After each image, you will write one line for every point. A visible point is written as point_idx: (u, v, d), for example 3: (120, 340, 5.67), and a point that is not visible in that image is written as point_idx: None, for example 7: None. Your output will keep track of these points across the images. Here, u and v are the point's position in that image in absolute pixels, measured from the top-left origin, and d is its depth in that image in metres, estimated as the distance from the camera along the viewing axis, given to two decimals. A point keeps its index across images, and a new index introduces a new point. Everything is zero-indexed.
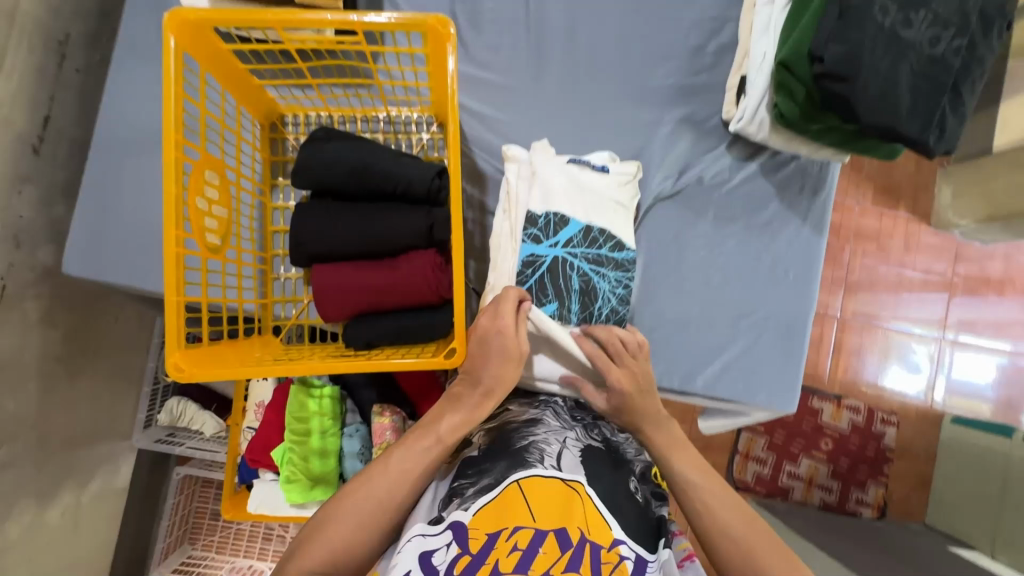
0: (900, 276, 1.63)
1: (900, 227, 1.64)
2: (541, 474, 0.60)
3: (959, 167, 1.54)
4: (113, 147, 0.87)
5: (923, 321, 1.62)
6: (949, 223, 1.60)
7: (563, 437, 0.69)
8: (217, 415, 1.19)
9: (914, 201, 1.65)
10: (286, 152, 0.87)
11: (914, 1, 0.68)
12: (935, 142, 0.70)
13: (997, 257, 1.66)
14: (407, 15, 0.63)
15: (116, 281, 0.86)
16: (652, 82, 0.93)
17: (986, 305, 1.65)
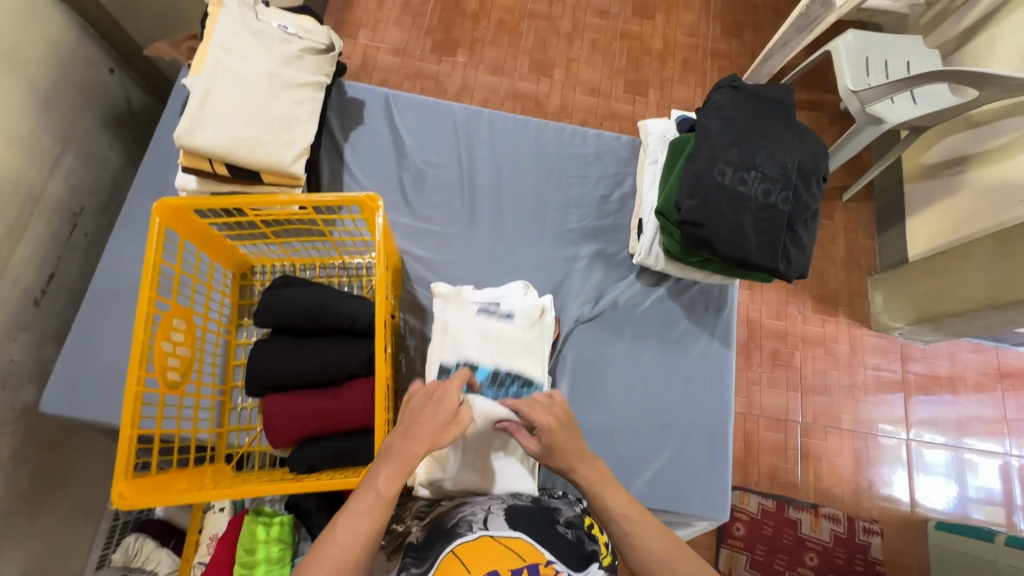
0: (856, 374, 1.67)
1: (843, 332, 1.71)
2: (468, 538, 0.69)
3: (888, 277, 1.68)
4: (104, 297, 1.02)
5: (886, 421, 1.63)
6: (887, 325, 1.67)
7: (490, 505, 0.78)
8: (175, 552, 1.16)
9: (851, 306, 1.73)
10: (253, 296, 1.01)
11: (746, 165, 0.87)
12: (785, 269, 0.87)
13: (941, 356, 1.69)
14: (346, 194, 0.81)
15: (87, 416, 0.95)
16: (567, 225, 1.12)
17: (944, 402, 1.65)
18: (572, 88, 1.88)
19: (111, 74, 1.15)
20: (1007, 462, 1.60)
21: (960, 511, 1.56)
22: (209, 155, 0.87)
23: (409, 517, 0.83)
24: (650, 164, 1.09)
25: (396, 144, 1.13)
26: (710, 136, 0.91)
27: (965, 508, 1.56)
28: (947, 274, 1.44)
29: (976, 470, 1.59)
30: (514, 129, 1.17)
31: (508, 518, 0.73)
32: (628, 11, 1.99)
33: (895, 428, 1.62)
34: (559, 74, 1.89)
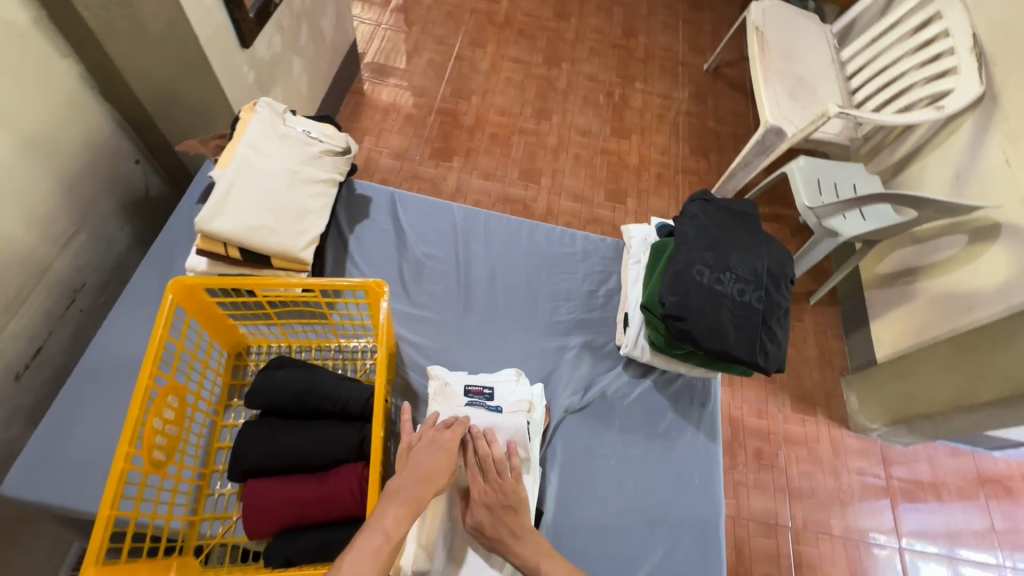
0: (841, 477, 1.67)
1: (824, 433, 1.74)
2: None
3: (859, 377, 1.76)
4: (89, 373, 1.00)
5: (876, 528, 1.60)
6: (865, 426, 1.70)
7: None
8: None
9: (828, 406, 1.78)
10: (245, 375, 1.01)
11: (720, 267, 0.97)
12: (764, 361, 0.92)
13: (921, 460, 1.71)
14: (353, 280, 0.87)
15: (46, 501, 0.89)
16: (556, 316, 1.18)
17: (931, 510, 1.64)
18: (557, 194, 2.05)
19: (136, 163, 1.24)
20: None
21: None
22: (225, 240, 0.92)
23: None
24: (634, 264, 1.18)
25: (398, 237, 1.21)
26: (686, 240, 1.01)
27: None
28: (913, 378, 1.52)
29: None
30: (509, 227, 1.27)
31: None
32: (607, 131, 2.24)
33: (886, 537, 1.59)
34: (546, 181, 2.07)
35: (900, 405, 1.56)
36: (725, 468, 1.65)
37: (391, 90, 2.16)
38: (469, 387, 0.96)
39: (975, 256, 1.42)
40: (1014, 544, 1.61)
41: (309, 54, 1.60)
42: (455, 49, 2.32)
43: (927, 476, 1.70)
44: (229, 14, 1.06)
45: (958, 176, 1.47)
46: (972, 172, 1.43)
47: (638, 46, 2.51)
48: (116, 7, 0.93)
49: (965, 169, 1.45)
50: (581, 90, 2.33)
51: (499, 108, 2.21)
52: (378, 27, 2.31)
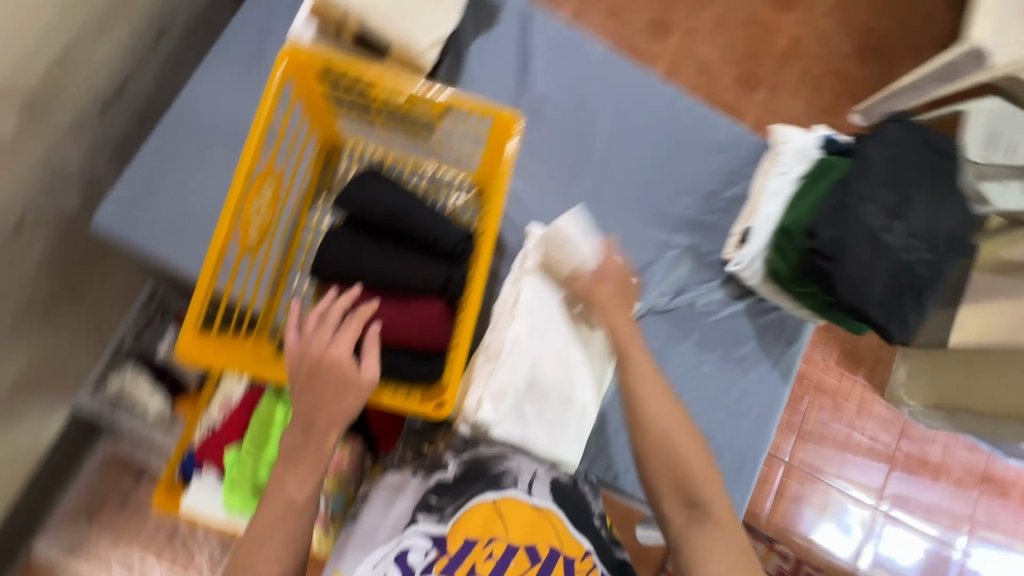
0: (852, 436, 1.68)
1: (856, 393, 1.71)
2: (514, 493, 0.73)
3: (920, 352, 1.63)
4: (188, 129, 0.96)
5: (862, 486, 1.65)
6: (901, 399, 1.64)
7: (534, 467, 0.78)
8: (167, 395, 1.25)
9: (871, 369, 1.72)
10: (334, 176, 0.94)
11: (896, 213, 0.81)
12: (895, 330, 0.81)
13: (937, 442, 1.70)
14: (486, 103, 0.76)
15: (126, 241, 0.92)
16: (671, 209, 1.05)
17: (922, 487, 1.67)
18: (682, 60, 1.75)
19: None
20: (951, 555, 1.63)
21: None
22: (345, 10, 0.79)
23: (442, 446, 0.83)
24: (777, 174, 1.00)
25: (522, 64, 1.03)
26: (869, 169, 0.84)
27: None
28: (984, 372, 1.40)
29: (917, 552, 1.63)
30: (647, 90, 1.07)
31: (552, 491, 0.75)
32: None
33: (869, 496, 1.64)
34: (675, 40, 1.76)
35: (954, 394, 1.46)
36: None
37: None
38: None
39: None
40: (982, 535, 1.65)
41: None
42: None
43: (935, 457, 1.70)
44: None
45: None
46: None
47: None
48: None
49: None
50: None
51: None
52: None
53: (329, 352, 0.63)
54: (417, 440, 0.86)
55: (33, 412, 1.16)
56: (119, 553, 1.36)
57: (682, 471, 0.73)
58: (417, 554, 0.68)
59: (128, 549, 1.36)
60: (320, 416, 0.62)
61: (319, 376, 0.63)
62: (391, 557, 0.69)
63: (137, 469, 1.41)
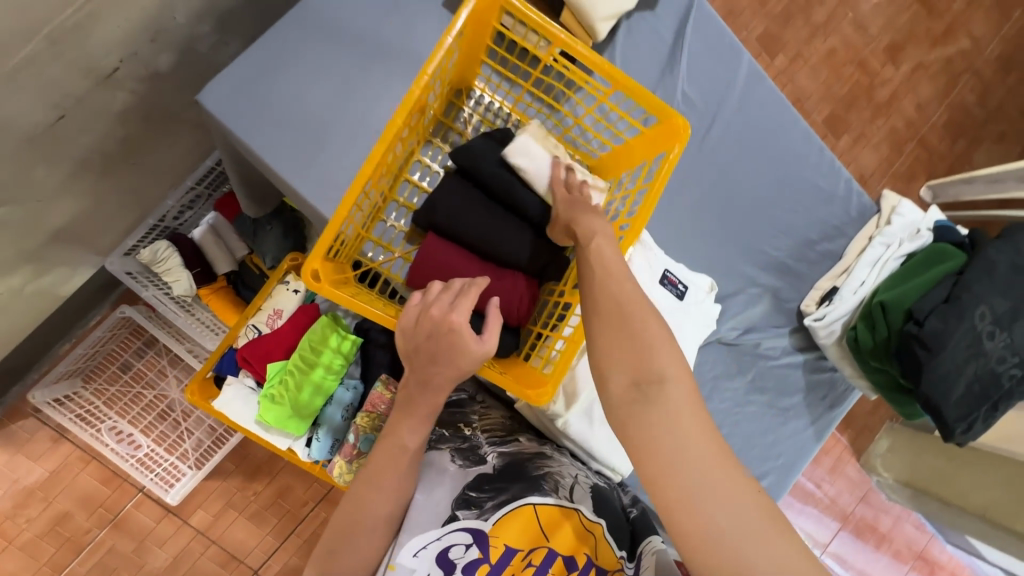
0: (818, 488, 1.75)
1: (835, 449, 1.77)
2: (556, 501, 0.68)
3: (906, 430, 1.64)
4: (312, 23, 0.88)
5: (813, 537, 1.71)
6: (874, 467, 1.67)
7: (574, 473, 0.78)
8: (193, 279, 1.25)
9: (856, 435, 1.77)
10: (455, 119, 0.89)
11: (1004, 322, 0.82)
12: (958, 431, 0.83)
13: (891, 514, 1.77)
14: (665, 104, 0.70)
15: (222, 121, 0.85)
16: (765, 247, 1.04)
17: (865, 552, 1.74)
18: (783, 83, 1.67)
19: None
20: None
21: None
22: None
23: (480, 430, 0.83)
24: (880, 243, 0.99)
25: (671, 58, 0.98)
26: (993, 272, 0.83)
27: None
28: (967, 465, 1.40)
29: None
30: (781, 119, 1.03)
31: (589, 498, 0.73)
32: (884, 42, 1.71)
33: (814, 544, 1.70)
34: (781, 61, 1.66)
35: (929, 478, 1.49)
36: None
37: None
38: (667, 273, 0.86)
39: None
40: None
41: None
42: None
43: (885, 525, 1.77)
44: None
45: None
46: None
47: None
48: None
49: None
50: None
51: None
52: None
53: (453, 318, 0.59)
54: (451, 422, 0.83)
55: (64, 262, 1.11)
56: (109, 421, 1.29)
57: (636, 338, 0.51)
58: (457, 549, 0.63)
59: (116, 417, 1.31)
60: (435, 374, 0.61)
61: (440, 338, 0.60)
62: (429, 556, 0.63)
63: (146, 339, 1.36)
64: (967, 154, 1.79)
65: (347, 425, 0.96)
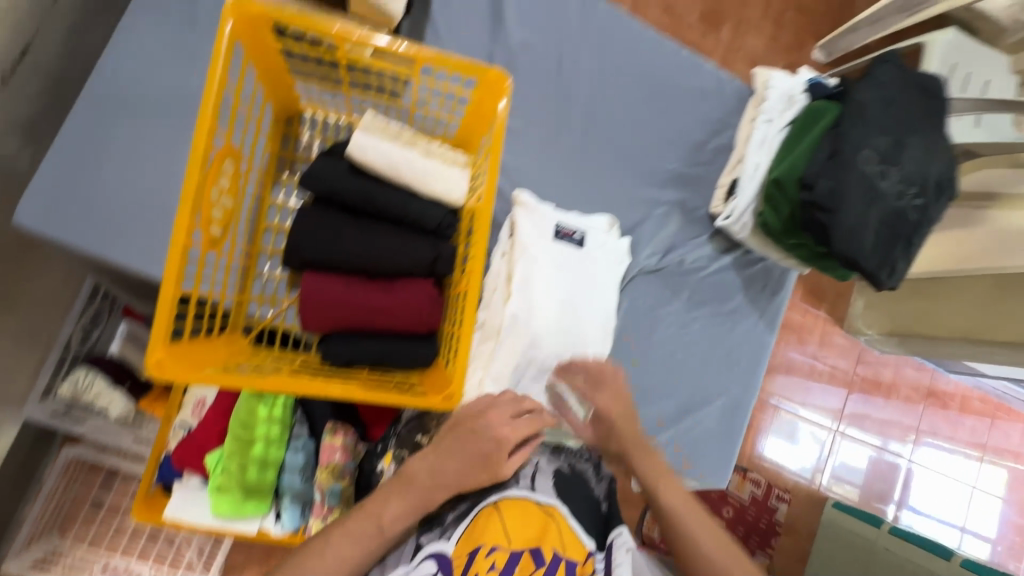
0: (814, 366, 1.76)
1: (818, 325, 1.78)
2: (517, 491, 0.65)
3: (876, 286, 1.70)
4: (116, 103, 0.82)
5: (820, 407, 1.73)
6: (858, 329, 1.72)
7: (536, 461, 0.73)
8: (129, 394, 1.11)
9: (832, 304, 1.79)
10: (296, 149, 0.84)
11: (891, 158, 0.80)
12: (885, 277, 0.82)
13: (890, 365, 1.81)
14: (472, 62, 0.65)
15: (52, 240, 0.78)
16: (657, 165, 1.01)
17: (876, 406, 1.78)
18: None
19: None
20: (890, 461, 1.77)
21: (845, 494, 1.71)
22: None
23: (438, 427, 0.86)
24: (762, 122, 0.97)
25: (495, 10, 0.94)
26: (865, 113, 0.81)
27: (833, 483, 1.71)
28: (936, 301, 1.48)
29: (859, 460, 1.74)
30: (626, 33, 1.00)
31: (556, 485, 0.69)
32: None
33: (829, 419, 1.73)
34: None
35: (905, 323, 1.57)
36: None
37: None
38: (560, 226, 0.84)
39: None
40: (922, 442, 1.80)
41: None
42: None
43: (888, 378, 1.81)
44: None
45: None
46: None
47: None
48: None
49: None
50: None
51: None
52: None
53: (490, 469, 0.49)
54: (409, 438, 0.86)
55: None
56: (101, 563, 1.18)
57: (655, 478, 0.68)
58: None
59: (107, 556, 1.19)
60: None
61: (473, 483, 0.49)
62: None
63: (110, 470, 1.24)
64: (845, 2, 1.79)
65: (309, 486, 0.94)
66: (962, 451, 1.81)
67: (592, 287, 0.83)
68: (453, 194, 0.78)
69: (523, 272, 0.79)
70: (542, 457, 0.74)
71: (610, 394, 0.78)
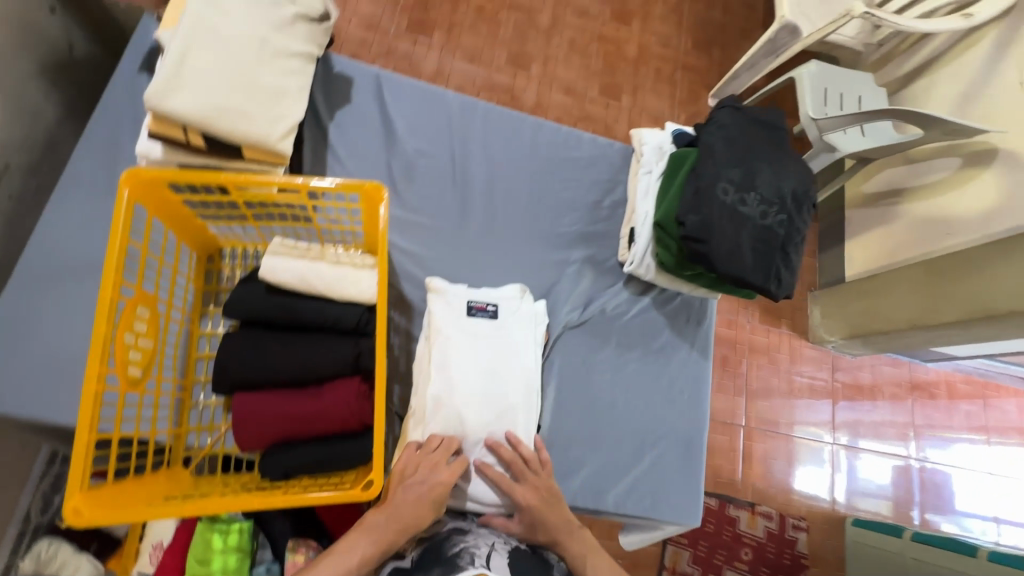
0: (792, 382, 1.77)
1: (784, 342, 1.81)
2: (471, 569, 0.67)
3: (826, 293, 1.79)
4: (44, 273, 0.88)
5: (810, 423, 1.73)
6: (823, 338, 1.78)
7: (491, 542, 0.77)
8: (95, 557, 1.04)
9: (792, 319, 1.83)
10: (220, 281, 0.91)
11: (746, 186, 0.90)
12: (775, 288, 0.90)
13: (865, 367, 1.82)
14: (348, 181, 0.74)
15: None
16: (560, 229, 1.11)
17: (863, 410, 1.77)
18: (548, 85, 1.83)
19: (51, 14, 0.97)
20: (907, 463, 1.73)
21: (865, 507, 1.68)
22: (185, 122, 0.76)
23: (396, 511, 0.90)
24: (644, 174, 1.09)
25: (386, 128, 1.06)
26: (713, 153, 0.93)
27: (857, 499, 1.69)
28: (880, 297, 1.57)
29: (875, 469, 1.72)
30: (509, 124, 1.13)
31: (510, 563, 0.73)
32: (606, 15, 1.96)
33: (822, 432, 1.73)
34: (536, 69, 1.83)
35: (861, 323, 1.63)
36: None
37: None
38: (471, 303, 0.90)
39: (964, 181, 1.36)
40: (926, 437, 1.76)
41: None
42: None
43: (867, 381, 1.81)
44: None
45: (966, 96, 1.44)
46: (981, 92, 1.39)
47: None
48: None
49: (976, 87, 1.41)
50: None
51: None
52: None
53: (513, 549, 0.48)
54: None
55: None
56: None
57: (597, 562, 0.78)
58: None
59: None
60: None
61: None
62: None
63: None
64: (721, 56, 2.02)
65: None
66: (961, 437, 1.77)
67: (510, 353, 0.88)
68: (363, 294, 0.85)
69: (439, 355, 0.85)
70: (500, 541, 0.78)
71: (529, 487, 0.81)
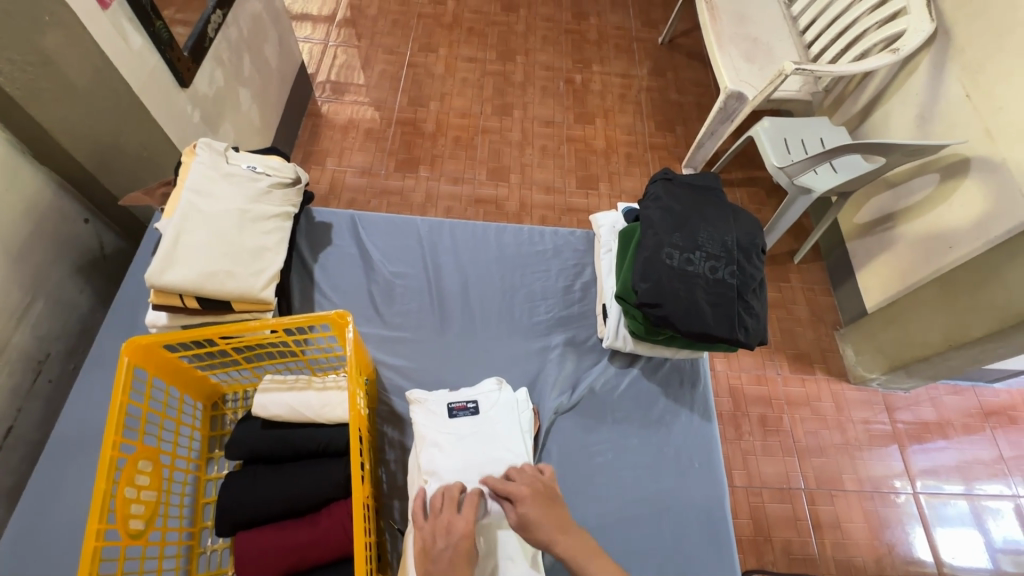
0: (846, 430, 1.58)
1: (822, 387, 1.65)
2: None
3: (850, 329, 1.67)
4: (67, 441, 0.96)
5: (887, 476, 1.52)
6: (864, 377, 1.62)
7: None
8: None
9: (825, 363, 1.69)
10: (224, 425, 0.98)
11: (690, 246, 0.96)
12: (745, 336, 0.93)
13: (923, 402, 1.63)
14: (315, 313, 0.83)
15: None
16: (535, 317, 1.16)
17: (939, 450, 1.56)
18: (528, 189, 1.95)
19: (85, 223, 1.18)
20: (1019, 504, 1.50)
21: (988, 568, 1.42)
22: (179, 291, 0.88)
23: None
24: (605, 253, 1.16)
25: (364, 259, 1.19)
26: (653, 224, 1.00)
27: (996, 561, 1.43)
28: (907, 321, 1.43)
29: (996, 517, 1.48)
30: (475, 233, 1.24)
31: None
32: (571, 119, 2.14)
33: (900, 483, 1.51)
34: (515, 177, 1.97)
35: (897, 352, 1.47)
36: (729, 439, 1.55)
37: (349, 107, 2.05)
38: (452, 405, 0.94)
39: (947, 194, 1.38)
40: None
41: (256, 85, 1.54)
42: (407, 57, 2.20)
43: (933, 417, 1.61)
44: (161, 56, 1.05)
45: (922, 117, 1.46)
46: (934, 111, 1.42)
47: (591, 28, 2.40)
48: (35, 67, 0.89)
49: (927, 108, 1.44)
50: (539, 81, 2.22)
51: (459, 110, 2.10)
52: (326, 45, 2.18)
53: None
54: None
55: None
56: None
57: None
58: None
59: None
60: None
61: None
62: None
63: None
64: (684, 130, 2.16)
65: None
66: None
67: (495, 446, 0.90)
68: (347, 414, 0.90)
69: (424, 462, 0.87)
70: None
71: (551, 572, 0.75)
